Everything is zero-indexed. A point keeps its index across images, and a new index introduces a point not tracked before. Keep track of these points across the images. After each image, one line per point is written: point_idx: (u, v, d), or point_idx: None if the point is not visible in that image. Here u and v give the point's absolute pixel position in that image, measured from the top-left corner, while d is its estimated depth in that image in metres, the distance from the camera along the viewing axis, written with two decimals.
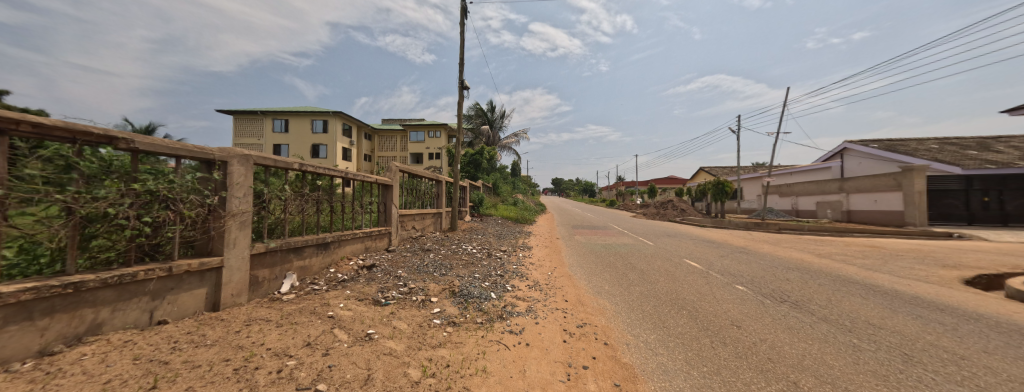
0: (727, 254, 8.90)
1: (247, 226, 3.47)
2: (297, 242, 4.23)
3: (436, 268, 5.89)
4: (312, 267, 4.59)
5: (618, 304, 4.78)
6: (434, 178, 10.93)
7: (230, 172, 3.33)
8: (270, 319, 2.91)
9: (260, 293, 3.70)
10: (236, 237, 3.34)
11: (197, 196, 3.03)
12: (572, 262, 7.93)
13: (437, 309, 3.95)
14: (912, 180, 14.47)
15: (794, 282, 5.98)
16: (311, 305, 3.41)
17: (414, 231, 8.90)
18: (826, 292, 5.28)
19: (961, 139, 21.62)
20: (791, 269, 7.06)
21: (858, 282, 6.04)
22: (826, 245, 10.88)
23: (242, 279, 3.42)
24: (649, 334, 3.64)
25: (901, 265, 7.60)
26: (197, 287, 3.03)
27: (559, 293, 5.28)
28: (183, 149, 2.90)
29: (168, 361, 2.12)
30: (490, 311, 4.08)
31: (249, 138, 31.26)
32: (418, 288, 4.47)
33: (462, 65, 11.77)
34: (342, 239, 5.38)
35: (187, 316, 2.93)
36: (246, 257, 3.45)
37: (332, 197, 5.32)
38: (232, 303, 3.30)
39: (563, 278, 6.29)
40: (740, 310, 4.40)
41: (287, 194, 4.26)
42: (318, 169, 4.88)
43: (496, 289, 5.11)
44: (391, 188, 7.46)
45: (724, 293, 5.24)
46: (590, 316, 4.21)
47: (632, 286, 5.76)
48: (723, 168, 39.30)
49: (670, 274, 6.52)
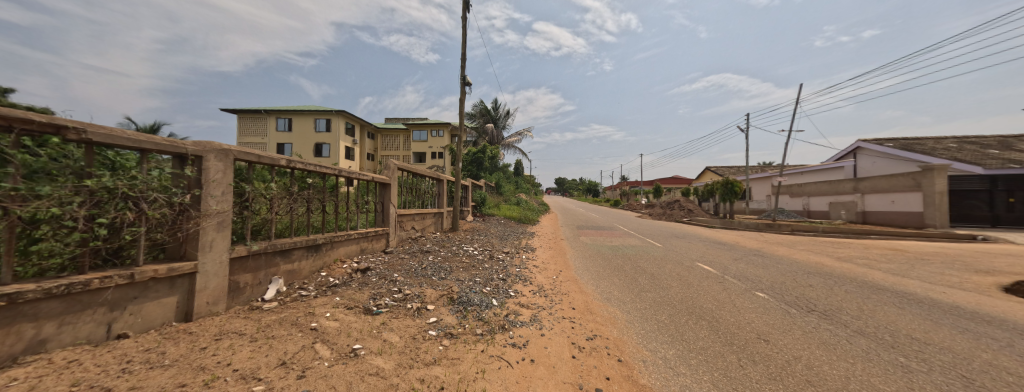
0: (742, 257, 8.48)
1: (226, 227, 3.15)
2: (284, 244, 3.92)
3: (434, 271, 5.57)
4: (301, 271, 4.29)
5: (630, 312, 4.42)
6: (436, 177, 10.62)
7: (205, 168, 3.00)
8: (245, 332, 2.57)
9: (242, 300, 3.41)
10: (213, 239, 3.02)
11: (166, 194, 2.70)
12: (579, 265, 7.57)
13: (434, 319, 3.61)
14: (932, 180, 13.89)
15: (819, 289, 5.57)
16: (294, 314, 3.07)
17: (414, 232, 8.59)
18: (857, 301, 4.88)
19: (980, 138, 20.89)
20: (812, 274, 6.65)
21: (888, 289, 5.63)
22: (845, 248, 10.37)
23: (219, 285, 3.11)
24: (667, 349, 3.29)
25: (930, 270, 7.14)
26: (166, 295, 2.71)
27: (566, 299, 4.94)
28: (148, 141, 2.57)
29: (112, 388, 1.80)
30: (491, 321, 3.74)
31: (253, 137, 31.19)
32: (413, 295, 4.14)
33: (463, 60, 11.45)
34: (334, 240, 5.09)
35: (155, 327, 2.62)
36: (224, 261, 3.15)
37: (325, 196, 5.01)
38: (208, 311, 2.98)
39: (570, 283, 5.95)
40: (764, 321, 4.03)
41: (273, 193, 3.93)
42: (309, 166, 4.54)
43: (498, 295, 4.79)
44: (389, 186, 7.16)
45: (745, 301, 4.87)
46: (600, 327, 3.87)
47: (644, 292, 5.40)
48: (730, 167, 38.60)
49: (683, 279, 6.15)
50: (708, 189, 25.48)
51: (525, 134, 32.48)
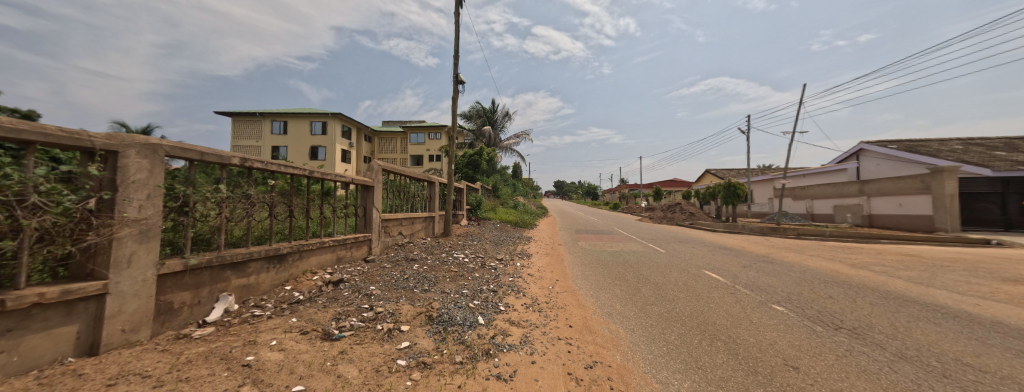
0: (751, 264, 7.96)
1: (151, 237, 2.64)
2: (235, 255, 3.40)
3: (417, 282, 5.03)
4: (259, 285, 3.77)
5: (634, 331, 3.87)
6: (426, 179, 10.08)
7: (121, 165, 2.48)
8: (151, 374, 2.02)
9: (176, 323, 2.89)
10: (132, 252, 2.51)
11: (55, 198, 2.10)
12: (578, 273, 7.04)
13: (406, 343, 3.07)
14: (942, 181, 13.48)
15: (842, 301, 5.06)
16: (229, 343, 2.52)
17: (401, 238, 8.05)
18: (888, 317, 4.36)
19: (985, 139, 20.57)
20: (829, 283, 6.14)
21: (916, 301, 5.14)
22: (858, 253, 9.87)
23: (141, 308, 2.59)
24: (680, 381, 2.75)
25: (954, 278, 6.65)
26: (59, 324, 2.17)
27: (562, 315, 4.41)
28: (35, 131, 2.03)
29: None
30: (475, 345, 3.19)
31: (247, 140, 30.67)
32: (386, 313, 3.60)
33: (456, 58, 10.99)
34: (304, 250, 4.57)
35: (40, 366, 2.06)
36: (149, 279, 2.62)
37: (292, 200, 4.47)
38: (123, 341, 2.45)
39: (566, 294, 5.43)
40: (789, 343, 3.51)
41: (222, 196, 3.40)
42: (270, 165, 4.01)
43: (485, 311, 4.25)
44: (372, 189, 6.62)
45: (763, 316, 4.36)
46: (601, 350, 3.34)
47: (649, 305, 4.86)
48: (731, 170, 38.22)
49: (692, 289, 5.62)
50: (709, 191, 24.96)
51: (524, 136, 31.93)
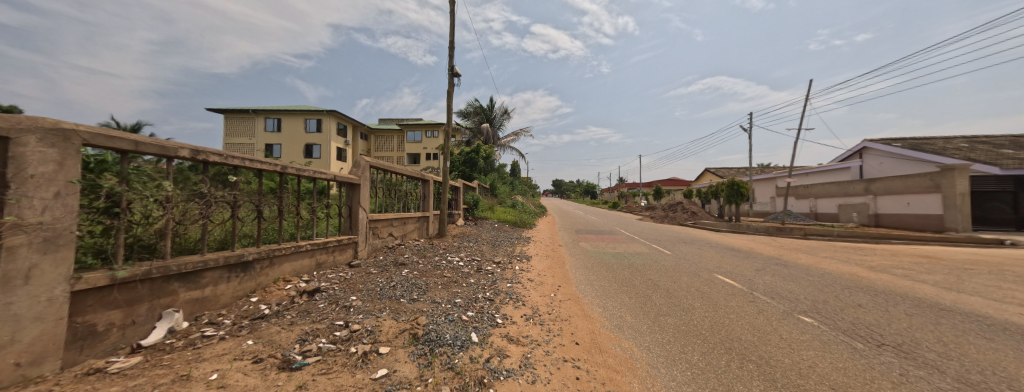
0: (764, 267, 7.50)
1: (60, 246, 2.13)
2: (183, 264, 2.88)
3: (404, 291, 4.51)
4: (217, 298, 3.25)
5: (651, 350, 3.38)
6: (420, 177, 9.51)
7: (13, 155, 1.94)
8: None
9: (101, 350, 2.37)
10: (32, 265, 1.99)
11: None
12: (580, 278, 6.54)
13: (383, 371, 2.55)
14: (953, 180, 13.08)
15: (873, 311, 4.58)
16: (154, 380, 2.01)
17: (391, 239, 7.52)
18: (932, 330, 3.89)
19: (990, 137, 20.24)
20: (853, 290, 5.67)
21: (951, 310, 4.69)
22: (872, 254, 9.43)
23: (47, 334, 2.06)
24: None
25: (982, 283, 6.22)
26: None
27: (566, 328, 3.92)
28: None
29: None
30: (466, 372, 2.67)
31: (240, 137, 29.96)
32: (363, 331, 3.08)
33: (451, 50, 10.46)
34: (275, 256, 4.04)
35: None
36: (59, 296, 2.11)
37: (261, 199, 3.93)
38: (17, 379, 1.93)
39: (569, 303, 4.94)
40: (831, 365, 3.02)
41: (167, 195, 2.87)
42: (230, 158, 3.48)
43: (480, 325, 3.74)
44: (358, 187, 6.06)
45: (792, 330, 3.88)
46: (615, 376, 2.85)
47: (662, 317, 4.36)
48: (730, 170, 37.89)
49: (707, 297, 5.13)
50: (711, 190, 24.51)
51: (523, 135, 31.44)
